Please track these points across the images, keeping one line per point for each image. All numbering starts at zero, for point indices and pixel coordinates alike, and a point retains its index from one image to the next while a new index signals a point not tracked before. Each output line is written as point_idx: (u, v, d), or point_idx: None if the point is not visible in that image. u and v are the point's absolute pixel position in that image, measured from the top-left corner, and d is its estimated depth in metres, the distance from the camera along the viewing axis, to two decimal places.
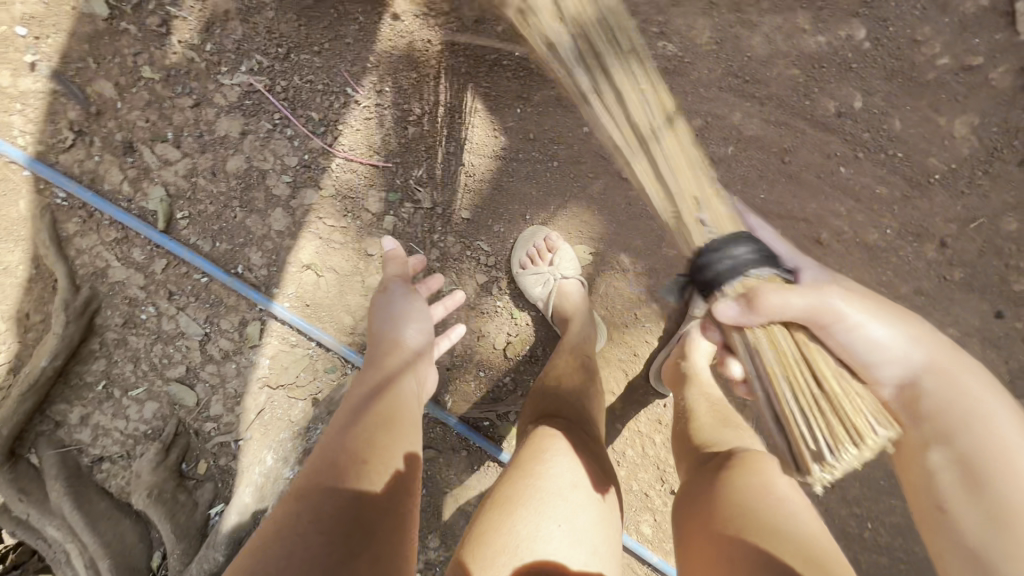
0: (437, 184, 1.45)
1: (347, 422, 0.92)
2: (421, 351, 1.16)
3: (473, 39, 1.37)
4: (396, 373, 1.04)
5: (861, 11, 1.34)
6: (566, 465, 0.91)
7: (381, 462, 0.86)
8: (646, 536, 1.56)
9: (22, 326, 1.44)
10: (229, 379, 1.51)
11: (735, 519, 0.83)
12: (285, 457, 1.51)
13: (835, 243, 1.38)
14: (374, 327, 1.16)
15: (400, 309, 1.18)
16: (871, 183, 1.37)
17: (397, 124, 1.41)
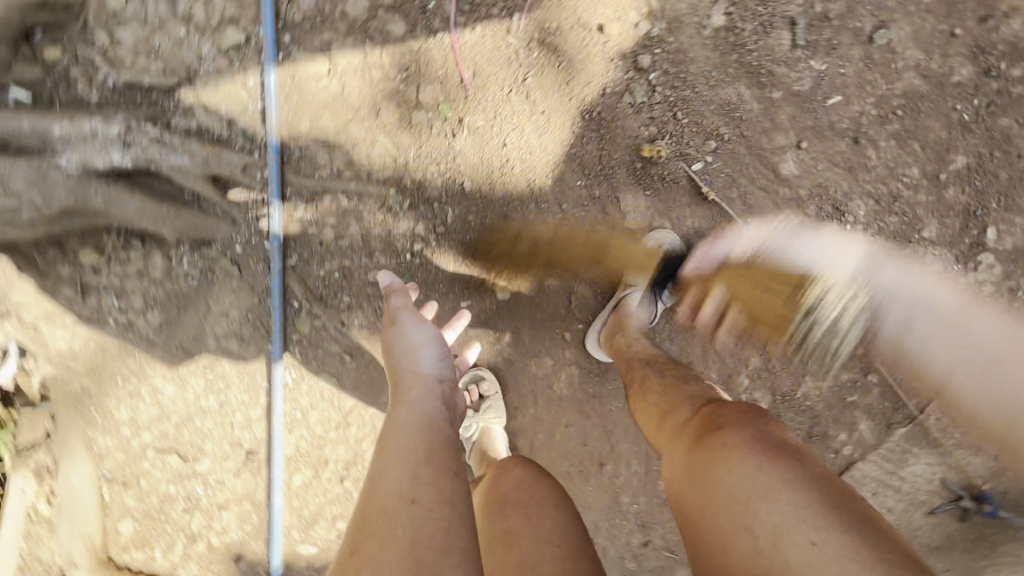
0: (477, 145, 1.44)
1: (392, 455, 0.92)
2: (443, 376, 1.17)
3: (618, 110, 1.38)
4: (419, 403, 1.04)
5: (779, 402, 1.54)
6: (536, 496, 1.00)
7: (429, 497, 0.84)
8: (291, 457, 1.77)
9: None
10: (166, 34, 1.36)
11: (730, 488, 0.79)
12: (128, 141, 1.31)
13: (595, 464, 1.67)
14: (394, 360, 1.19)
15: (419, 338, 1.21)
16: (650, 464, 1.68)
17: (509, 77, 1.38)
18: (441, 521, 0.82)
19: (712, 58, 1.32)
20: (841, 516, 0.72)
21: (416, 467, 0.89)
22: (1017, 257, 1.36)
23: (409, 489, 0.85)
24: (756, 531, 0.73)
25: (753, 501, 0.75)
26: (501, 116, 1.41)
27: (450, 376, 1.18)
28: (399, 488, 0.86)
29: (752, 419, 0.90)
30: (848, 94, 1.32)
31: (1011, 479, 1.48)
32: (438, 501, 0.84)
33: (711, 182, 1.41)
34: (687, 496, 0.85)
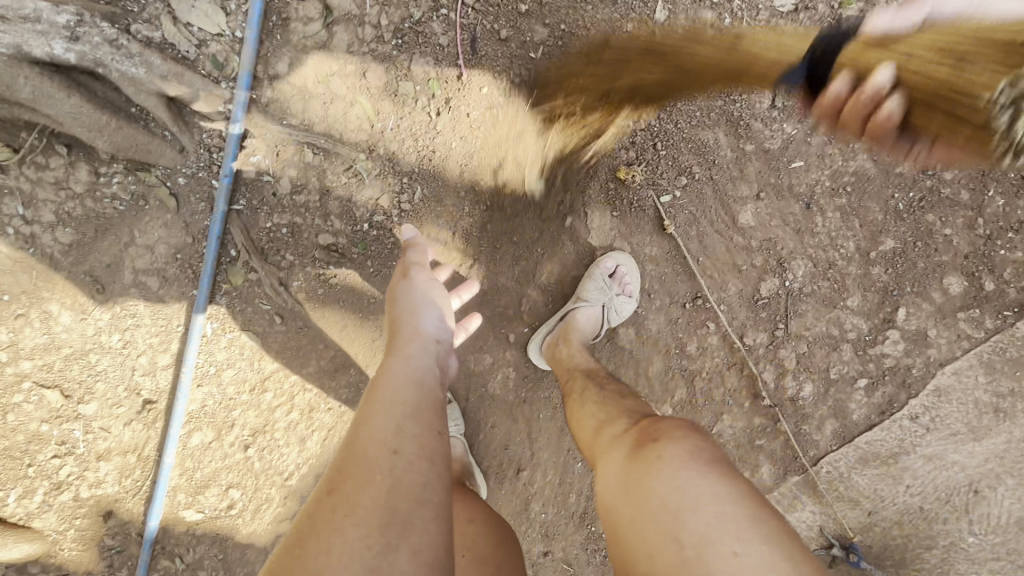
0: (459, 129, 1.41)
1: (381, 406, 0.90)
2: (443, 338, 1.13)
3: (604, 127, 1.40)
4: (414, 359, 1.02)
5: None
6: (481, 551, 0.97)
7: (410, 451, 0.84)
8: (193, 415, 1.63)
9: None
10: None
11: (662, 496, 0.82)
12: (74, 31, 1.16)
13: (513, 467, 1.68)
14: (398, 313, 1.14)
15: (423, 299, 1.15)
16: (565, 478, 1.69)
17: (504, 71, 1.36)
18: (419, 475, 0.81)
19: (696, 100, 1.38)
20: (759, 529, 0.77)
21: (402, 422, 0.87)
22: (918, 339, 1.50)
23: (393, 440, 0.84)
24: (683, 540, 0.77)
25: (692, 511, 0.79)
26: (486, 106, 1.39)
27: (448, 338, 1.15)
28: (382, 438, 0.84)
29: (686, 433, 0.94)
30: (808, 163, 1.41)
31: (878, 538, 1.62)
32: (418, 456, 0.83)
33: (674, 217, 1.46)
34: (617, 507, 0.89)
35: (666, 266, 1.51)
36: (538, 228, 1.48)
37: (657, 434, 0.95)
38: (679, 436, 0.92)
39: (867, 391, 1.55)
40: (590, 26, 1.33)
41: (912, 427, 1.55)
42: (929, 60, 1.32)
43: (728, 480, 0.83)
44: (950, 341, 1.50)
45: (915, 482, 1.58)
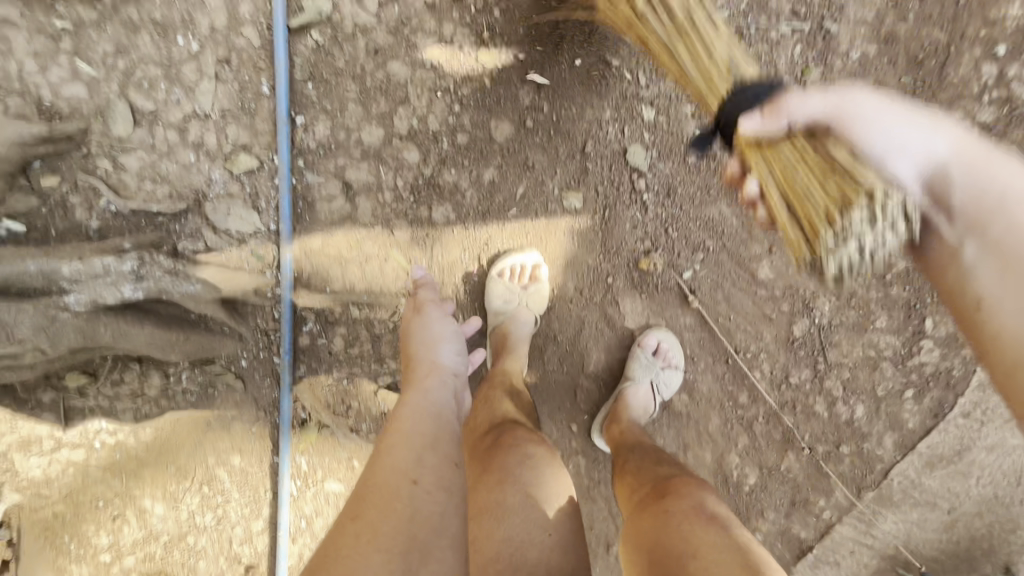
0: (487, 254, 1.52)
1: (399, 437, 0.98)
2: (457, 371, 1.20)
3: (617, 223, 1.50)
4: (432, 392, 1.10)
5: (762, 471, 1.71)
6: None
7: (430, 480, 0.92)
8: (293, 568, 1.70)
9: None
10: (176, 159, 1.36)
11: (671, 546, 0.98)
12: (139, 276, 1.28)
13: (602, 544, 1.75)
14: (414, 348, 1.21)
15: (440, 333, 1.24)
16: None
17: (514, 198, 1.48)
18: (436, 504, 0.90)
19: (694, 183, 1.48)
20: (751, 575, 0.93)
21: (422, 453, 0.96)
22: (951, 343, 1.59)
23: (414, 472, 0.92)
24: None
25: (708, 562, 0.95)
26: (504, 231, 1.50)
27: (462, 370, 1.22)
28: (409, 472, 0.92)
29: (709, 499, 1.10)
30: None
31: (962, 533, 1.68)
32: (435, 488, 0.92)
33: (697, 288, 1.56)
34: (633, 556, 1.04)
35: (701, 330, 1.60)
36: (577, 324, 1.58)
37: (670, 490, 1.12)
38: (695, 497, 1.08)
39: (916, 400, 1.63)
40: (582, 142, 1.45)
41: (966, 423, 1.63)
42: None
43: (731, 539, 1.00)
44: None
45: (982, 473, 1.65)
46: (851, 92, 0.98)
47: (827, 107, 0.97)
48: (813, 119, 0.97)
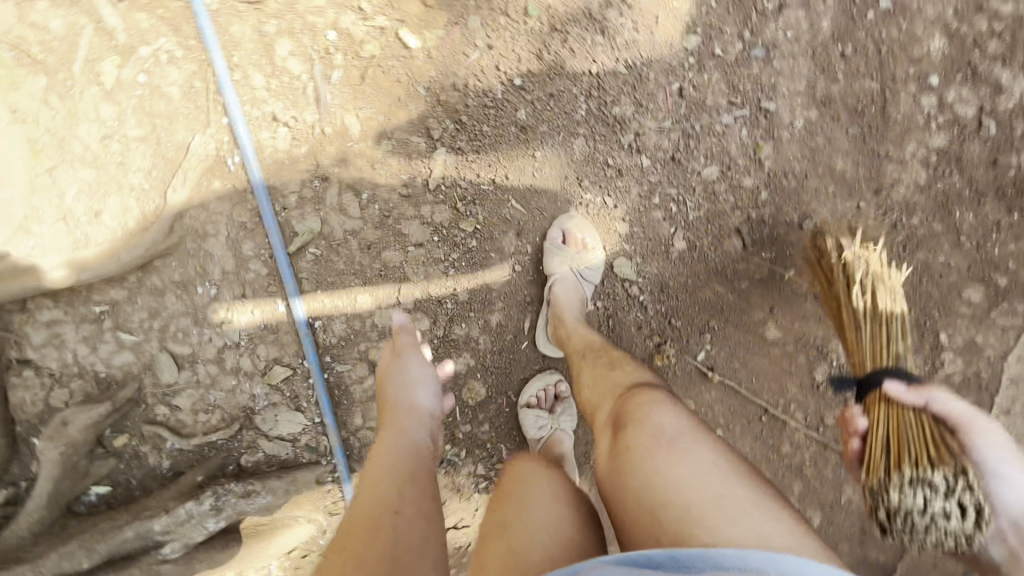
0: (513, 385, 1.60)
1: (376, 472, 0.99)
2: (434, 413, 1.22)
3: (625, 329, 1.59)
4: (407, 432, 1.10)
5: (825, 509, 1.75)
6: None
7: (410, 509, 0.93)
8: None
9: (85, 218, 1.34)
10: (218, 386, 1.49)
11: (651, 494, 0.92)
12: (219, 507, 1.44)
13: None
14: (388, 390, 1.23)
15: (417, 375, 1.26)
16: None
17: (523, 332, 1.59)
18: (414, 530, 0.90)
19: (684, 273, 1.57)
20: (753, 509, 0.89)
21: (403, 484, 0.97)
22: (972, 349, 1.63)
23: (390, 499, 0.93)
24: (691, 516, 0.86)
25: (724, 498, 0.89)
26: (523, 362, 1.60)
27: (438, 411, 1.24)
28: (430, 498, 0.97)
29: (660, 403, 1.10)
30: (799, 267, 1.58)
31: None
32: (414, 509, 0.93)
33: (714, 365, 1.63)
34: (612, 490, 0.99)
35: (730, 398, 1.67)
36: None
37: (629, 418, 1.08)
38: (652, 419, 1.05)
39: None
40: None
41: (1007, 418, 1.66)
42: (847, 151, 1.52)
43: (704, 449, 0.98)
44: (997, 337, 1.62)
45: None
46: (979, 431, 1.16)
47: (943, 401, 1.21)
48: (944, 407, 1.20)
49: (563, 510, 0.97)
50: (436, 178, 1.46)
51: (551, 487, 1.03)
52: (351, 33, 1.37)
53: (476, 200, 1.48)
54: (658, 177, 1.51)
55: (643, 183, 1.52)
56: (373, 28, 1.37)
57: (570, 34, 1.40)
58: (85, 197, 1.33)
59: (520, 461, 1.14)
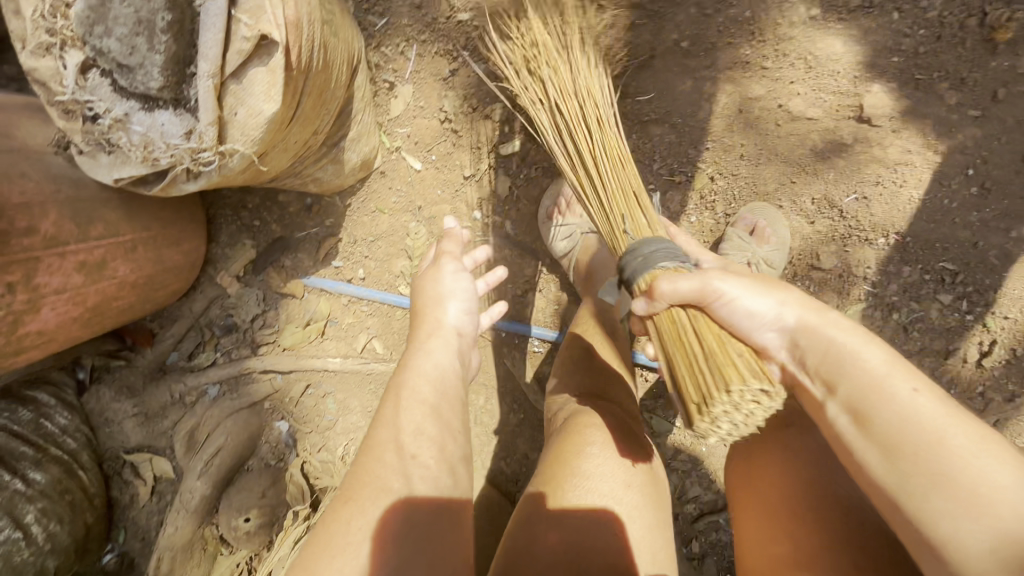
0: (884, 212, 1.35)
1: (402, 403, 0.87)
2: (463, 331, 1.02)
3: (922, 54, 1.24)
4: (432, 357, 0.95)
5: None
6: (604, 464, 0.91)
7: (431, 455, 0.84)
8: None
9: (519, 464, 1.52)
10: (701, 464, 1.59)
11: (786, 502, 0.84)
12: None
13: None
14: (420, 297, 1.05)
15: (449, 286, 1.03)
16: None
17: (836, 182, 1.36)
18: (439, 480, 0.83)
19: None
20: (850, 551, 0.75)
21: (422, 421, 0.86)
22: None
23: (414, 443, 0.84)
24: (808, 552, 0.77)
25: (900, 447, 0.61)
26: (872, 193, 1.34)
27: (472, 332, 1.05)
28: (399, 434, 0.84)
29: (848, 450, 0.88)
30: None
31: None
32: (437, 460, 0.84)
33: None
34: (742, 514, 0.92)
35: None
36: None
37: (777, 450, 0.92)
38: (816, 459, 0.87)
39: None
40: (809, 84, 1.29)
41: None
42: None
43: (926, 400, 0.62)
44: None
45: None
46: (829, 313, 0.75)
47: (774, 327, 0.76)
48: (785, 343, 0.75)
49: (618, 495, 0.88)
50: (641, 189, 1.40)
51: (610, 471, 0.90)
52: (486, 196, 1.43)
53: (682, 161, 1.36)
54: None
55: None
56: (486, 172, 1.41)
57: None
58: (504, 454, 1.53)
59: (582, 433, 0.97)
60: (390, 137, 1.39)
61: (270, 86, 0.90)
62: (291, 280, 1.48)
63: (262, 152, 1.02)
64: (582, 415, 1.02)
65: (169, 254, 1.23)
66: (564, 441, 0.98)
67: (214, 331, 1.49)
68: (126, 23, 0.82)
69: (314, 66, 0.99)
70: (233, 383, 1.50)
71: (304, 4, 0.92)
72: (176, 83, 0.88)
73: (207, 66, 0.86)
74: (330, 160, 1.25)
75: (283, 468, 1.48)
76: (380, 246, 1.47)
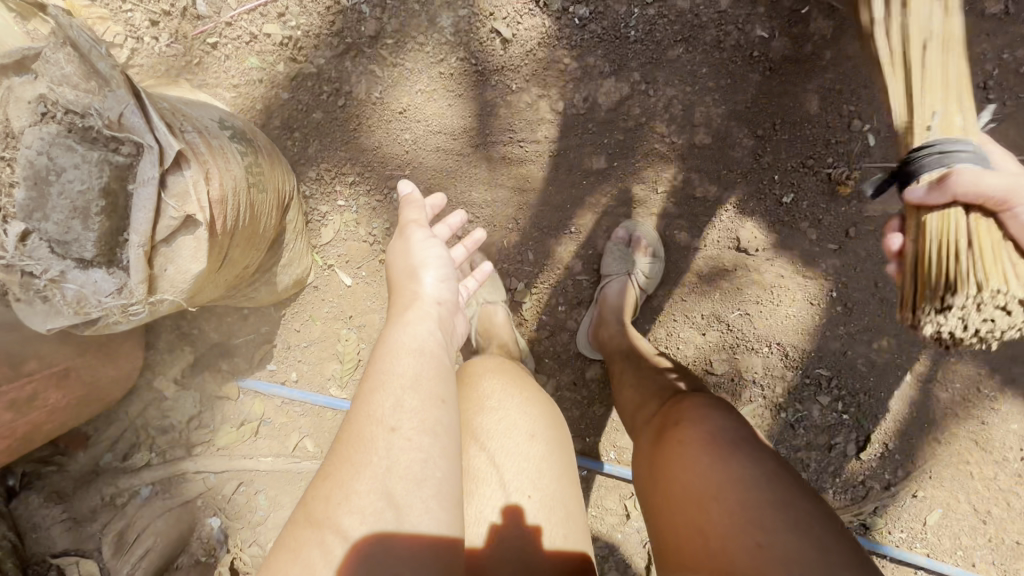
0: (760, 327, 1.55)
1: (382, 378, 0.85)
2: (443, 299, 1.04)
3: (785, 199, 1.44)
4: (414, 325, 0.96)
5: None
6: (508, 418, 1.05)
7: (410, 426, 0.80)
8: None
9: None
10: (617, 550, 1.70)
11: (695, 486, 0.87)
12: None
13: None
14: (395, 272, 1.07)
15: (419, 257, 1.07)
16: None
17: (722, 301, 1.54)
18: (421, 450, 0.78)
19: (776, 109, 1.38)
20: (784, 516, 0.79)
21: (401, 396, 0.83)
22: None
23: (393, 417, 0.80)
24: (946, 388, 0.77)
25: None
26: (750, 311, 1.54)
27: (451, 299, 1.07)
28: (378, 415, 0.81)
29: (721, 420, 1.00)
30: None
31: None
32: (420, 429, 0.80)
33: (892, 134, 1.37)
34: (661, 499, 0.92)
35: None
36: (882, 259, 1.44)
37: (682, 416, 1.04)
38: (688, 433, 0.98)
39: None
40: (692, 220, 1.49)
41: None
42: None
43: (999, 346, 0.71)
44: None
45: None
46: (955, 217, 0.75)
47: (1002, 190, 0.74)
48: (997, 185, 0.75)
49: (524, 449, 1.00)
50: (553, 304, 1.56)
51: (513, 429, 1.03)
52: None
53: (587, 280, 1.54)
54: (665, 83, 1.38)
55: (661, 112, 1.39)
56: None
57: (502, 123, 1.42)
58: None
59: (480, 388, 1.14)
60: (323, 257, 1.52)
61: (197, 251, 1.04)
62: (227, 383, 1.58)
63: (192, 294, 1.14)
64: (473, 385, 1.16)
65: (101, 374, 1.31)
66: (462, 395, 1.15)
67: (148, 433, 1.56)
68: (63, 210, 0.92)
69: (241, 225, 1.12)
70: (166, 483, 1.56)
71: (231, 179, 1.06)
72: (109, 250, 1.00)
73: (138, 238, 0.96)
74: (263, 284, 1.36)
75: (213, 565, 1.54)
76: (313, 352, 1.58)
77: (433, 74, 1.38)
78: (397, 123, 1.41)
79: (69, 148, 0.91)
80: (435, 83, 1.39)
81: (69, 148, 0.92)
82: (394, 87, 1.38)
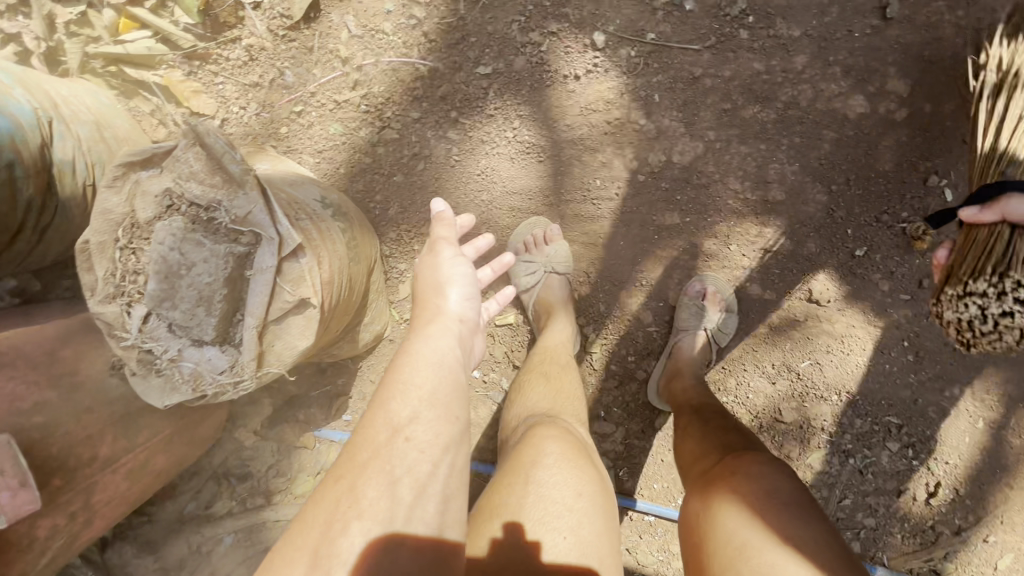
0: (833, 376, 1.53)
1: (400, 387, 0.84)
2: (467, 318, 1.01)
3: (857, 252, 1.44)
4: (436, 339, 0.93)
5: None
6: (562, 471, 0.97)
7: (426, 439, 0.80)
8: None
9: None
10: None
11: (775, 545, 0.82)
12: None
13: None
14: (420, 288, 1.03)
15: (450, 272, 1.02)
16: None
17: (793, 350, 1.54)
18: (431, 468, 0.79)
19: (849, 165, 1.39)
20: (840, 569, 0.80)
21: (418, 408, 0.83)
22: None
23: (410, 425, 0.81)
24: None
25: None
26: (820, 361, 1.53)
27: (474, 318, 1.03)
28: (394, 422, 0.81)
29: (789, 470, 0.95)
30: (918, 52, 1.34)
31: None
32: (431, 445, 0.80)
33: (969, 188, 1.37)
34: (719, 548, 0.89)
35: None
36: None
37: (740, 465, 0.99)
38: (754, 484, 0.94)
39: None
40: (762, 272, 1.50)
41: None
42: None
43: None
44: None
45: None
46: None
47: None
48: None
49: (569, 504, 0.92)
50: (622, 354, 1.58)
51: (560, 481, 0.95)
52: (482, 358, 1.59)
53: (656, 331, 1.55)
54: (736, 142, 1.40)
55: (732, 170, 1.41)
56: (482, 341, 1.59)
57: (575, 181, 1.45)
58: None
59: (541, 439, 1.04)
60: (398, 312, 1.56)
61: (306, 327, 1.06)
62: (304, 433, 1.63)
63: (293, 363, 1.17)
64: (540, 428, 1.08)
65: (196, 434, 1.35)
66: (520, 449, 1.06)
67: (228, 482, 1.60)
68: (190, 300, 0.97)
69: (340, 298, 1.15)
70: (245, 532, 1.59)
71: (337, 260, 1.10)
72: (225, 330, 1.03)
73: (254, 319, 1.00)
74: (347, 344, 1.40)
75: None
76: None
77: (507, 135, 1.41)
78: (473, 182, 1.44)
79: (198, 243, 0.96)
80: (512, 145, 1.42)
81: (198, 243, 0.96)
82: (470, 149, 1.42)
